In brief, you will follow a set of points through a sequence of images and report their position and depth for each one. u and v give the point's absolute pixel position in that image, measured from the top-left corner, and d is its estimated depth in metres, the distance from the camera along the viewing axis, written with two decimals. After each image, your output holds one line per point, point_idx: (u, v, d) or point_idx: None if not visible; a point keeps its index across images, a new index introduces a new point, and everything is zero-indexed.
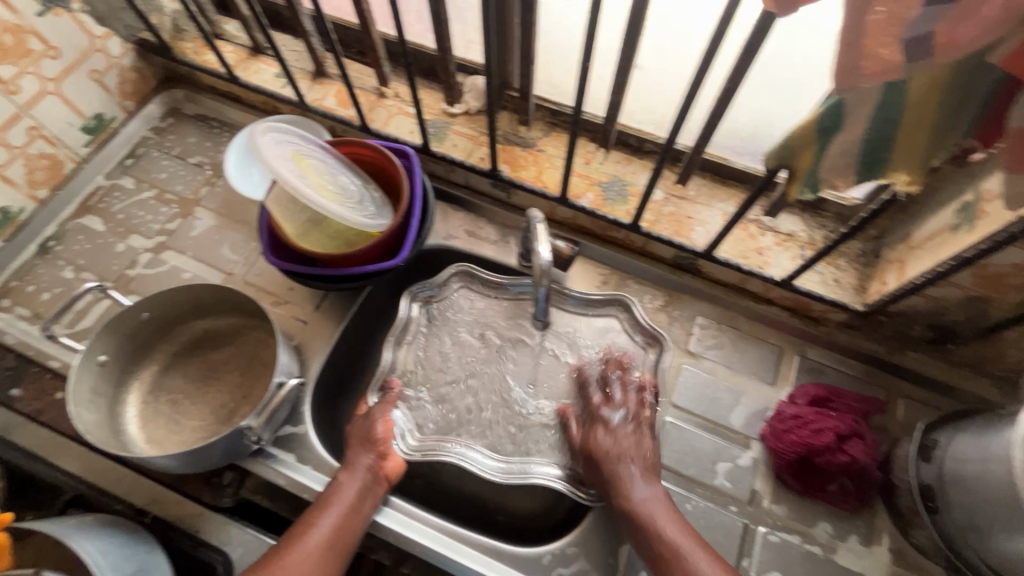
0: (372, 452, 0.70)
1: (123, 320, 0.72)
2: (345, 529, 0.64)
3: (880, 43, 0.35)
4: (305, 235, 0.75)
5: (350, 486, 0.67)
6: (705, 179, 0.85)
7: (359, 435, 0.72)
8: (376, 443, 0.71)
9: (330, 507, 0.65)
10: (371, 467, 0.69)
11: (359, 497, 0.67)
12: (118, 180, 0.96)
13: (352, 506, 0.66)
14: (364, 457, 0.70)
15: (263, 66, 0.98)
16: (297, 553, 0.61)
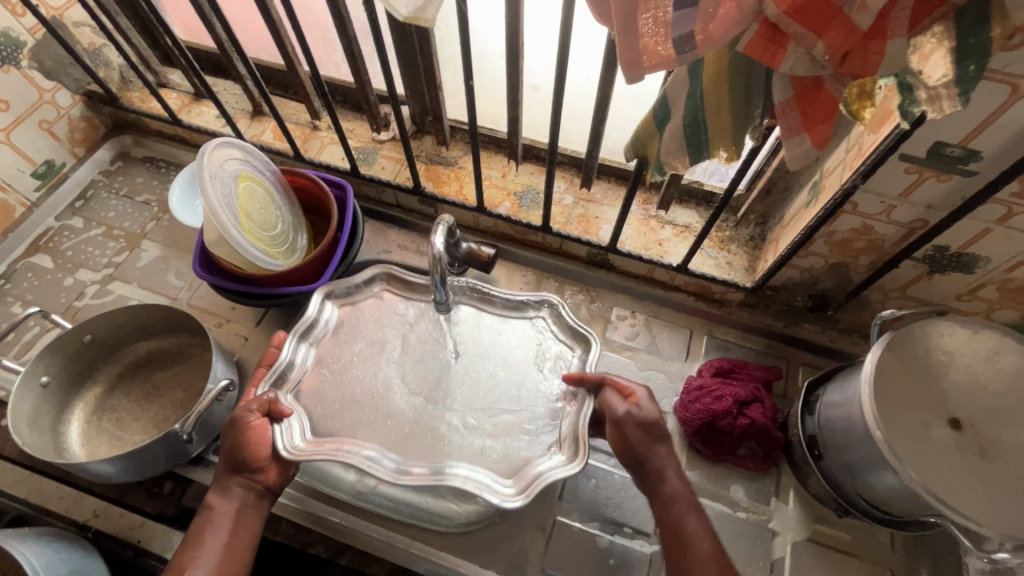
0: (242, 474, 0.64)
1: (65, 343, 0.77)
2: (236, 557, 0.60)
3: (656, 42, 0.44)
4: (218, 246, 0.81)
5: (226, 508, 0.62)
6: (608, 182, 0.95)
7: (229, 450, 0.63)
8: (246, 465, 0.63)
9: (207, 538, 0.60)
10: (241, 487, 0.63)
11: (236, 522, 0.62)
12: (68, 221, 1.02)
13: (233, 530, 0.62)
14: (235, 482, 0.63)
15: (205, 109, 1.07)
16: None
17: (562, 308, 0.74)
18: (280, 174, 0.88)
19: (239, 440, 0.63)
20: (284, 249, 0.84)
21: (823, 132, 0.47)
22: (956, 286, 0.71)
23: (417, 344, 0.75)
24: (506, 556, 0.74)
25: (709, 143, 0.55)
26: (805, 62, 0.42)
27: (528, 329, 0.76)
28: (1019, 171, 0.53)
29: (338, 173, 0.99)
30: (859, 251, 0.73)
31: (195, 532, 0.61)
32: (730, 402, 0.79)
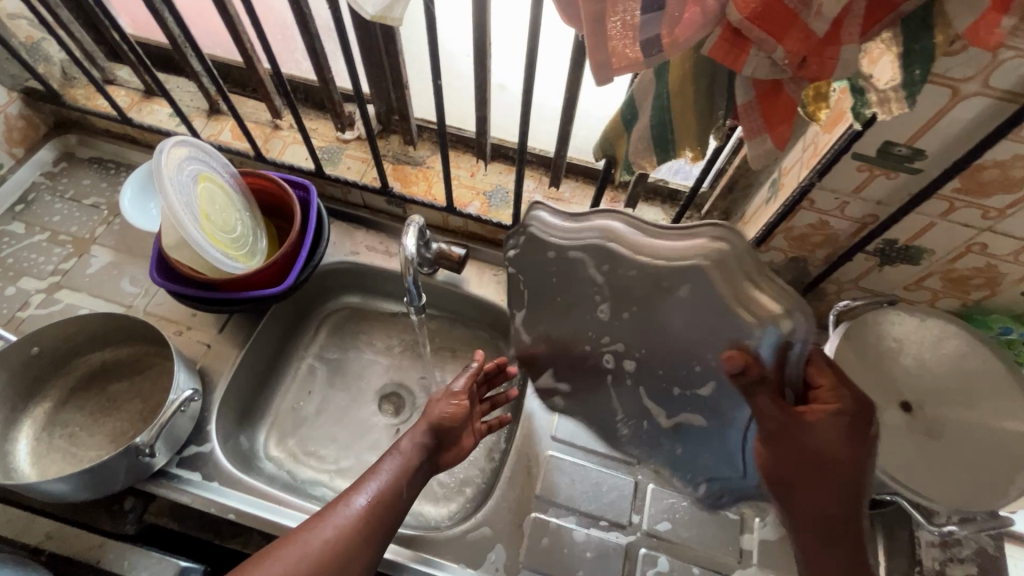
0: (428, 434, 0.70)
1: (9, 356, 0.72)
2: (393, 500, 0.64)
3: (624, 44, 0.45)
4: (177, 249, 0.77)
5: (409, 454, 0.67)
6: (577, 181, 0.96)
7: (438, 404, 0.73)
8: (434, 427, 0.70)
9: (376, 476, 0.65)
10: (427, 446, 0.69)
11: (405, 473, 0.66)
12: (8, 226, 0.96)
13: (403, 476, 0.66)
14: (421, 436, 0.69)
15: (158, 107, 1.02)
16: (337, 519, 0.60)
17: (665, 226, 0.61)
18: (240, 175, 0.85)
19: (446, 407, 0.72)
20: (246, 252, 0.81)
21: (784, 133, 0.49)
22: (904, 277, 0.76)
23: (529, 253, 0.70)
24: (485, 556, 0.74)
25: (675, 142, 0.56)
26: (765, 66, 0.44)
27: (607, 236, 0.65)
28: (960, 168, 0.57)
29: (301, 173, 0.97)
30: (816, 245, 0.76)
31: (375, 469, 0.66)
32: None
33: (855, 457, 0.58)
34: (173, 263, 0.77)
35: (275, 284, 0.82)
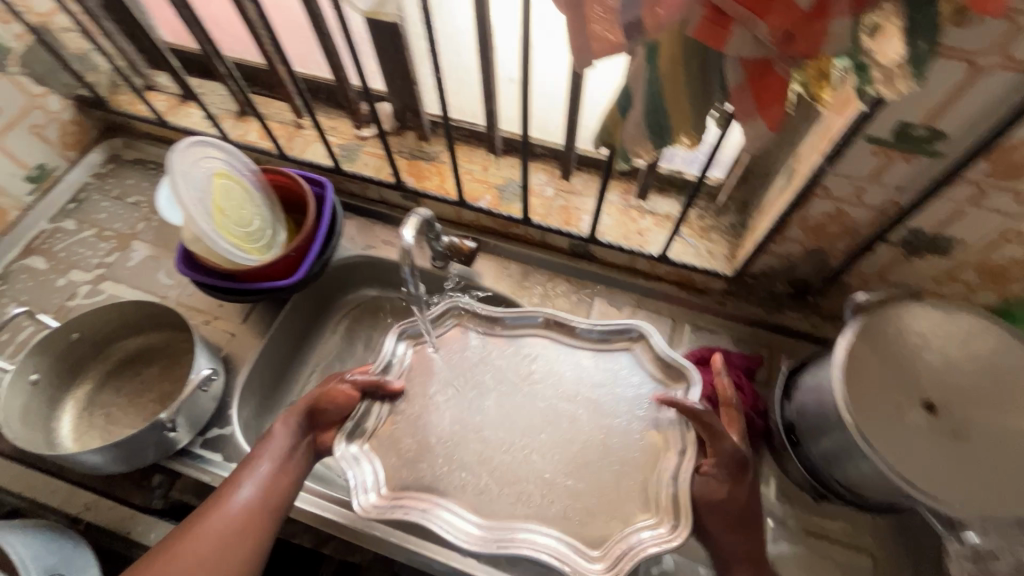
0: (303, 417, 0.71)
1: (52, 341, 0.79)
2: (281, 491, 0.65)
3: (605, 28, 0.45)
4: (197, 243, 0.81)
5: (283, 437, 0.69)
6: (590, 173, 0.96)
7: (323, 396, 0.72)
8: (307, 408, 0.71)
9: (256, 465, 0.66)
10: (303, 426, 0.70)
11: (283, 455, 0.67)
12: (61, 223, 1.04)
13: (283, 462, 0.67)
14: (303, 424, 0.71)
15: (192, 111, 1.09)
16: (219, 513, 0.62)
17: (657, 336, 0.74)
18: (259, 171, 0.89)
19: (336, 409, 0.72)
20: (262, 246, 0.85)
21: (776, 115, 0.47)
22: (934, 269, 0.71)
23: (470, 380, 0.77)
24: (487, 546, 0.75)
25: (670, 128, 0.55)
26: (752, 45, 0.42)
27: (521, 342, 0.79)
28: (982, 151, 0.53)
29: (321, 171, 1.01)
30: (834, 236, 0.72)
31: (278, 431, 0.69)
32: (709, 390, 0.80)
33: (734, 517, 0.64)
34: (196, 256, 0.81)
35: (289, 276, 0.85)
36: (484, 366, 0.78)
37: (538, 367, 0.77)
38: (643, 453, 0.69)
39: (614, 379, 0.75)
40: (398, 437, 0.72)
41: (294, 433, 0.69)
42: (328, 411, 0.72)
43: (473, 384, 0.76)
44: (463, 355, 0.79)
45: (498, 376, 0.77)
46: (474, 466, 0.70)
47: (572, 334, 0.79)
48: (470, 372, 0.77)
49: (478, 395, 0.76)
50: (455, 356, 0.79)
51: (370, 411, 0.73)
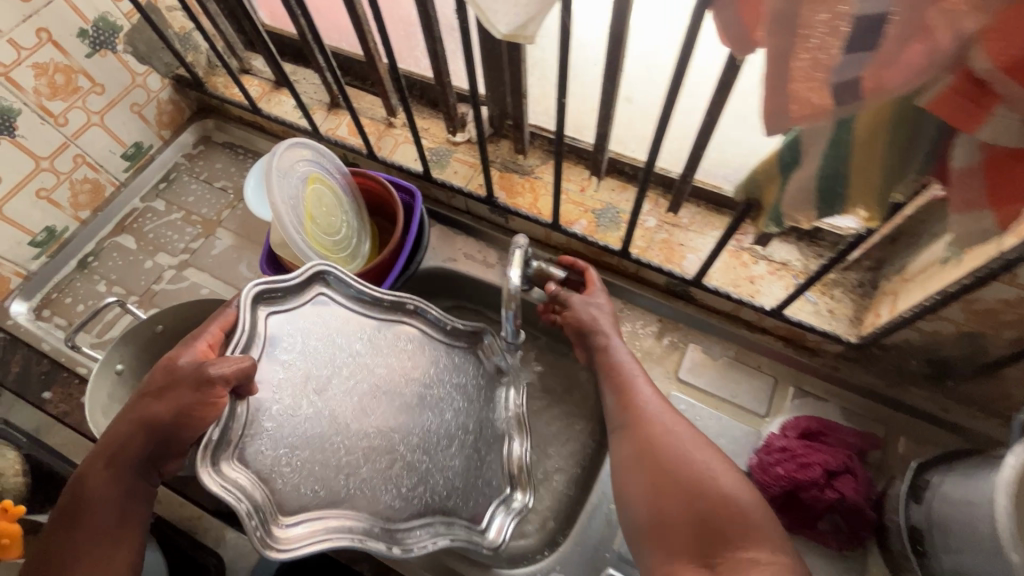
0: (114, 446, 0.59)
1: (139, 332, 0.79)
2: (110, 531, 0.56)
3: (809, 88, 0.37)
4: (284, 247, 0.78)
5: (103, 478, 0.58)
6: (699, 207, 0.87)
7: (155, 389, 0.60)
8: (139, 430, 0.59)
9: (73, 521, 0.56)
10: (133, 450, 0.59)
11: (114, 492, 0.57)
12: (151, 202, 1.05)
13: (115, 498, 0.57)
14: (101, 456, 0.58)
15: (284, 98, 1.06)
16: None
17: (426, 310, 0.80)
18: (350, 175, 0.86)
19: (157, 392, 0.60)
20: (346, 256, 0.82)
21: (1015, 211, 0.38)
22: None
23: (416, 377, 0.76)
24: None
25: (846, 198, 0.47)
26: (1015, 130, 0.34)
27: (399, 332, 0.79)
28: None
29: (409, 175, 0.96)
30: (1005, 324, 0.61)
31: (116, 447, 0.59)
32: (818, 472, 0.71)
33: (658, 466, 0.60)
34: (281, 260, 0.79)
35: None
36: (347, 363, 0.73)
37: (367, 355, 0.75)
38: (500, 474, 0.77)
39: (489, 400, 0.81)
40: (274, 436, 0.65)
41: (129, 460, 0.58)
42: (183, 429, 0.58)
43: (352, 387, 0.72)
44: (319, 330, 0.73)
45: (342, 364, 0.73)
46: (335, 477, 0.66)
47: (449, 339, 0.82)
48: (318, 352, 0.72)
49: (385, 402, 0.73)
50: (305, 327, 0.72)
51: (240, 413, 0.64)
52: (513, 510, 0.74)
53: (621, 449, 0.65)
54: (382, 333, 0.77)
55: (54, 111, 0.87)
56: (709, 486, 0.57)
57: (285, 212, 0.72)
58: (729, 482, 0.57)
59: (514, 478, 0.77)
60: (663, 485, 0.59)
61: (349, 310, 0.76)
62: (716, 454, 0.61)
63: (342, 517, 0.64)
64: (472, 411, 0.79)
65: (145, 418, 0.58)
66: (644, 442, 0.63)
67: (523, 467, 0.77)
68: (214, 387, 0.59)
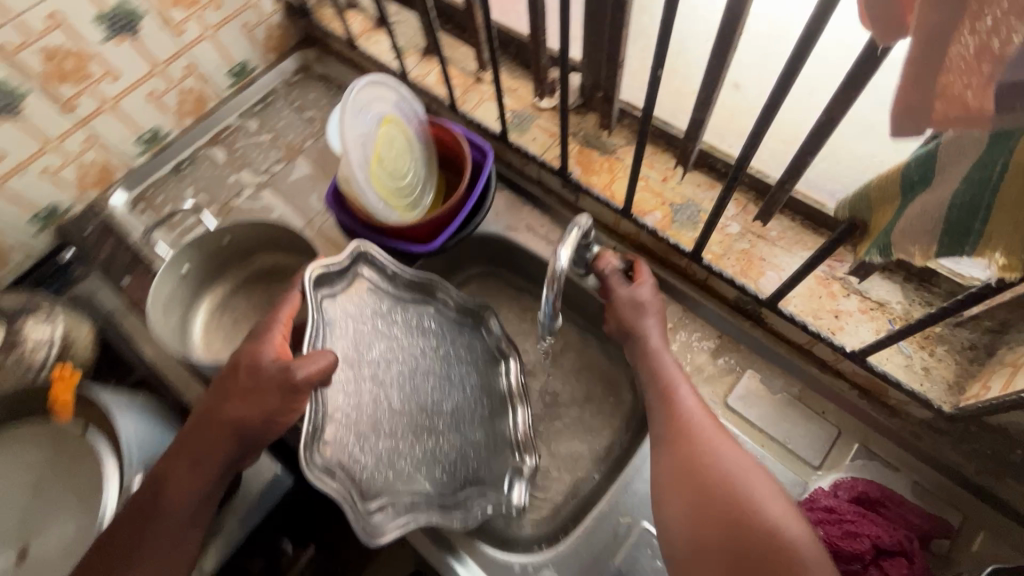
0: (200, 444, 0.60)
1: (206, 240, 0.83)
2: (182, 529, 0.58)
3: (965, 85, 0.31)
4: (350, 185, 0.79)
5: (187, 478, 0.59)
6: (792, 221, 0.77)
7: (244, 389, 0.61)
8: (225, 431, 0.60)
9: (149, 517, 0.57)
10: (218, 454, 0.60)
11: (194, 494, 0.59)
12: (246, 121, 1.10)
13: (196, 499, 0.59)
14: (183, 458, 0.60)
15: (383, 39, 1.06)
16: None
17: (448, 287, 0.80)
18: (427, 123, 0.84)
19: (238, 394, 0.60)
20: (408, 204, 0.81)
21: None
22: None
23: (444, 356, 0.79)
24: None
25: (983, 237, 0.38)
26: None
27: (424, 309, 0.80)
28: None
29: (487, 134, 0.93)
30: None
31: (199, 451, 0.60)
32: (868, 546, 0.62)
33: (702, 471, 0.56)
34: (346, 197, 0.79)
35: (421, 243, 0.80)
36: (386, 343, 0.76)
37: (403, 334, 0.78)
38: (507, 445, 0.77)
39: (492, 369, 0.81)
40: (345, 424, 0.69)
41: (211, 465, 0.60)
42: (269, 430, 0.61)
43: (397, 369, 0.75)
44: (362, 314, 0.75)
45: (384, 347, 0.76)
46: (398, 460, 0.71)
47: (456, 317, 0.82)
48: (365, 335, 0.74)
49: (423, 385, 0.77)
50: (351, 311, 0.74)
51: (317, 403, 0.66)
52: (526, 477, 0.76)
53: (658, 463, 0.60)
54: (410, 309, 0.79)
55: (177, 19, 0.91)
56: (751, 500, 0.53)
57: (353, 148, 0.72)
58: (771, 494, 0.53)
59: (525, 445, 0.77)
60: (707, 491, 0.54)
61: (382, 288, 0.77)
62: (774, 485, 0.55)
63: (409, 497, 0.69)
64: (483, 388, 0.80)
65: (232, 423, 0.60)
66: (695, 465, 0.57)
67: (527, 431, 0.78)
68: (300, 393, 0.60)
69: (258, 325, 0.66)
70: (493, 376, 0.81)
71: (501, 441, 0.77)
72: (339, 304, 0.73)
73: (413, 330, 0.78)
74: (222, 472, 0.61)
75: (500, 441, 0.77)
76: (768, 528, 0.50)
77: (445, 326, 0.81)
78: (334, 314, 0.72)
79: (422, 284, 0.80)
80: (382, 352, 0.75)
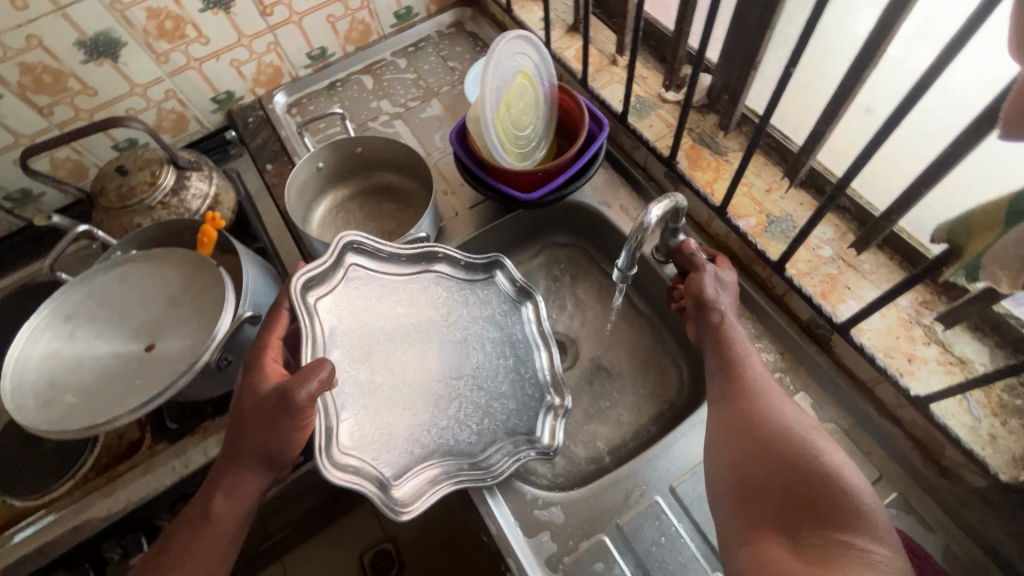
0: (235, 465, 0.66)
1: (343, 146, 0.95)
2: (230, 528, 0.66)
3: None
4: (476, 124, 0.87)
5: (230, 493, 0.66)
6: (889, 259, 0.76)
7: (257, 422, 0.64)
8: (247, 448, 0.65)
9: (203, 525, 0.65)
10: (253, 469, 0.66)
11: (238, 502, 0.66)
12: (397, 59, 1.23)
13: (235, 509, 0.66)
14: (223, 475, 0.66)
15: (535, 10, 1.14)
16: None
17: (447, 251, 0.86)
18: (556, 88, 0.91)
19: (246, 410, 0.65)
20: (520, 154, 0.88)
21: None
22: None
23: (456, 325, 0.84)
24: (540, 530, 0.74)
25: None
26: None
27: (434, 283, 0.85)
28: None
29: (607, 112, 0.98)
30: None
31: (234, 467, 0.66)
32: None
33: (758, 426, 0.60)
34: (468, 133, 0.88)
35: (522, 191, 0.87)
36: (386, 318, 0.80)
37: (406, 313, 0.82)
38: (536, 386, 0.84)
39: (515, 317, 0.88)
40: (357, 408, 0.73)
41: (249, 480, 0.66)
42: (291, 447, 0.66)
43: (407, 349, 0.80)
44: (359, 302, 0.79)
45: (387, 326, 0.80)
46: (422, 437, 0.76)
47: (468, 272, 0.87)
48: (367, 323, 0.79)
49: (436, 360, 0.81)
50: (347, 300, 0.78)
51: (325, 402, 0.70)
52: (562, 414, 0.82)
53: (715, 417, 0.65)
54: (414, 286, 0.84)
55: None
56: (807, 450, 0.55)
57: (490, 89, 0.79)
58: (836, 454, 0.56)
59: (553, 383, 0.84)
60: (762, 440, 0.58)
61: (375, 271, 0.82)
62: (833, 445, 0.58)
63: (437, 466, 0.75)
64: (499, 338, 0.85)
65: (255, 445, 0.64)
66: (749, 424, 0.60)
67: (557, 374, 0.85)
68: (305, 409, 0.63)
69: (249, 356, 0.69)
70: (514, 323, 0.88)
71: (527, 386, 0.83)
72: (328, 290, 0.77)
73: (417, 315, 0.82)
74: (259, 490, 0.67)
75: (527, 384, 0.84)
76: (831, 475, 0.53)
77: (462, 289, 0.87)
78: (324, 306, 0.76)
79: (430, 260, 0.86)
80: (383, 333, 0.79)
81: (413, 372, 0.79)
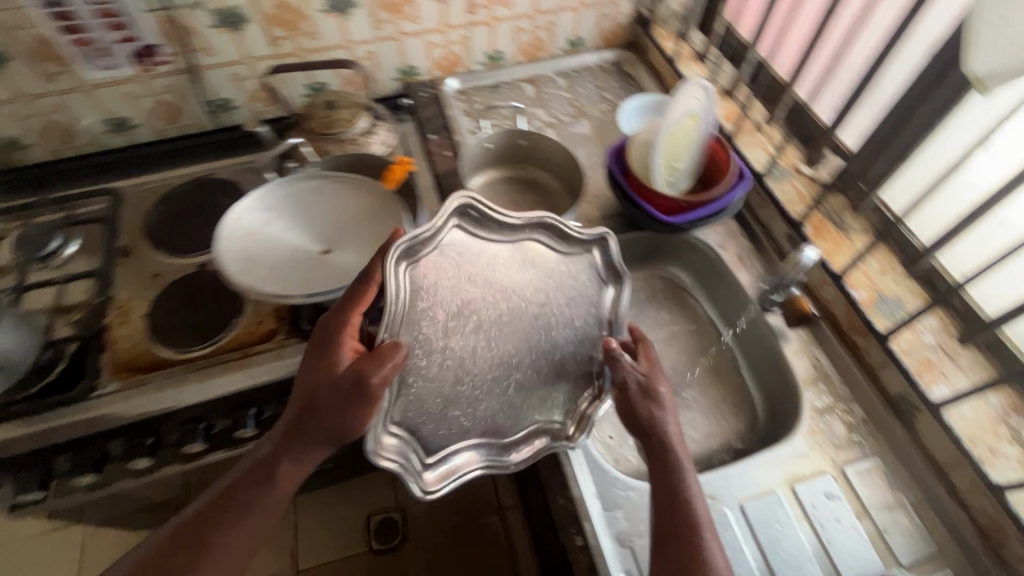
0: (293, 442, 0.70)
1: (510, 135, 1.09)
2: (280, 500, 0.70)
3: None
4: (637, 147, 1.00)
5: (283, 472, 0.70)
6: (985, 359, 0.84)
7: (332, 403, 0.69)
8: (312, 428, 0.70)
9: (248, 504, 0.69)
10: (310, 448, 0.70)
11: (291, 477, 0.70)
12: (558, 78, 1.38)
13: (283, 487, 0.70)
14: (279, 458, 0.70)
15: (694, 69, 1.28)
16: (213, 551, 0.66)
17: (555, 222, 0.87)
18: (713, 138, 1.02)
19: (320, 389, 0.70)
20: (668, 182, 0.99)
21: None
22: None
23: (533, 303, 0.85)
24: (616, 507, 0.81)
25: None
26: None
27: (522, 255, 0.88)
28: None
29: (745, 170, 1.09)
30: None
31: (288, 451, 0.70)
32: None
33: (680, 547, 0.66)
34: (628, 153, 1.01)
35: (658, 213, 0.98)
36: (468, 291, 0.83)
37: (494, 285, 0.85)
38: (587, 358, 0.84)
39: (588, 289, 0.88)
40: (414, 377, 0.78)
41: (301, 463, 0.71)
42: (349, 430, 0.69)
43: (481, 324, 0.82)
44: (450, 266, 0.83)
45: (472, 294, 0.83)
46: (469, 413, 0.79)
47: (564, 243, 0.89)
48: (450, 289, 0.82)
49: (504, 338, 0.83)
50: (441, 260, 0.83)
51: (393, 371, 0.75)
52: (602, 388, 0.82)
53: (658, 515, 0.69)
54: (507, 254, 0.87)
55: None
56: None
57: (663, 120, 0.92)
58: None
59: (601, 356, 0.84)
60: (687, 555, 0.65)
61: (479, 236, 0.86)
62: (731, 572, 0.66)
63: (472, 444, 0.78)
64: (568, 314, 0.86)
65: (321, 424, 0.69)
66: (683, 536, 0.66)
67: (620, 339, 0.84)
68: (371, 393, 0.68)
69: (319, 340, 0.74)
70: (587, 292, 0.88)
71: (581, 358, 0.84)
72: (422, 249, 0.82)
73: (505, 291, 0.85)
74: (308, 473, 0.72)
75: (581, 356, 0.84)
76: None
77: (548, 265, 0.88)
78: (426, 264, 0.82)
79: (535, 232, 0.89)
80: (471, 299, 0.83)
81: (485, 342, 0.82)
